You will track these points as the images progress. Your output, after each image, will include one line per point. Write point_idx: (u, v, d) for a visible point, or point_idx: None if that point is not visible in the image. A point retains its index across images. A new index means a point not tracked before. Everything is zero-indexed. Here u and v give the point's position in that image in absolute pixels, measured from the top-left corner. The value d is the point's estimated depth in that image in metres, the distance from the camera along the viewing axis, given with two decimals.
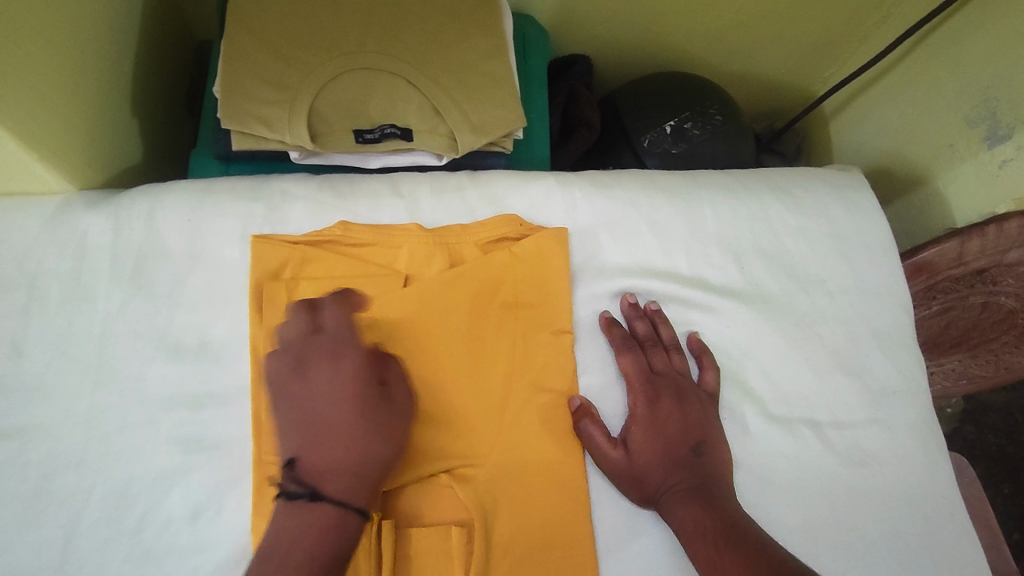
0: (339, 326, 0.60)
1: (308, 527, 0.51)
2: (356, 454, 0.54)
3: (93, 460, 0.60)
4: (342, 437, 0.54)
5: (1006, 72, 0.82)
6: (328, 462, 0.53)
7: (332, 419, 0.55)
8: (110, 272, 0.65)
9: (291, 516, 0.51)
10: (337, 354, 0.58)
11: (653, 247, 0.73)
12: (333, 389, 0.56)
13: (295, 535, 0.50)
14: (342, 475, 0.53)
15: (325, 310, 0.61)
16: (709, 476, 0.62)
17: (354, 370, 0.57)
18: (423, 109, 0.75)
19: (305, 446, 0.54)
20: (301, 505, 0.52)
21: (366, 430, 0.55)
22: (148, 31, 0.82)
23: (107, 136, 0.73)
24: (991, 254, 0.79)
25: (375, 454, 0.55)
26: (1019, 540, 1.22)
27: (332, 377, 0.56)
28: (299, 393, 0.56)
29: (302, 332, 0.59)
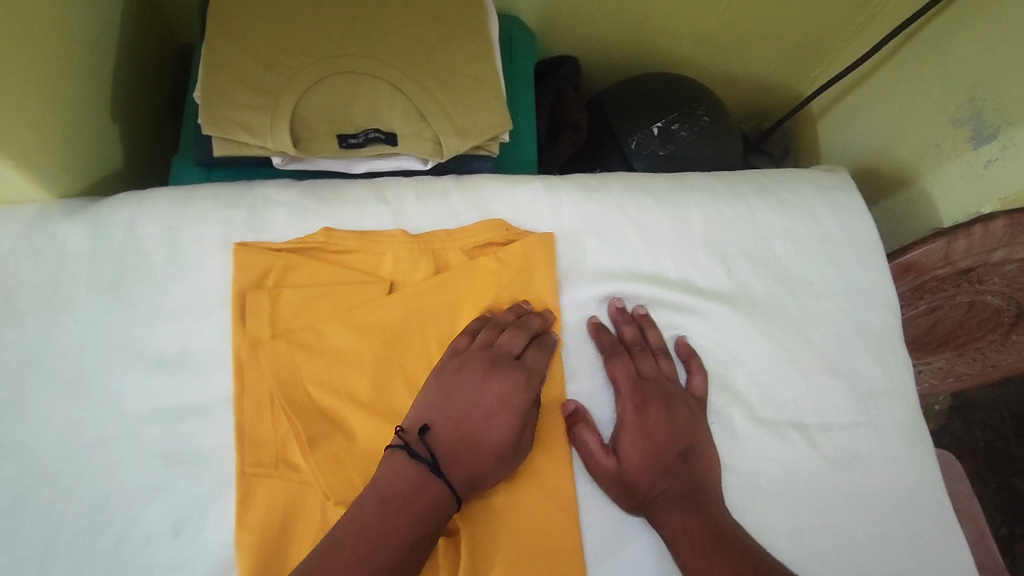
0: (537, 360, 0.64)
1: (421, 499, 0.56)
2: (485, 468, 0.59)
3: (74, 474, 0.59)
4: (481, 450, 0.59)
5: (992, 71, 0.82)
6: (465, 456, 0.59)
7: (485, 430, 0.60)
8: (89, 282, 0.64)
9: (409, 472, 0.57)
10: (524, 381, 0.62)
11: (641, 251, 0.73)
12: (503, 406, 0.61)
13: (408, 497, 0.55)
14: (464, 475, 0.58)
15: (525, 334, 0.64)
16: (698, 482, 0.62)
17: (524, 405, 0.61)
18: (407, 112, 0.74)
19: (447, 428, 0.60)
20: (423, 470, 0.57)
21: (500, 456, 0.59)
22: (127, 34, 0.81)
23: (87, 143, 0.72)
24: (977, 254, 0.80)
25: (494, 477, 0.59)
26: (1007, 534, 1.23)
27: (502, 401, 0.61)
28: (472, 388, 0.61)
29: (487, 342, 0.64)
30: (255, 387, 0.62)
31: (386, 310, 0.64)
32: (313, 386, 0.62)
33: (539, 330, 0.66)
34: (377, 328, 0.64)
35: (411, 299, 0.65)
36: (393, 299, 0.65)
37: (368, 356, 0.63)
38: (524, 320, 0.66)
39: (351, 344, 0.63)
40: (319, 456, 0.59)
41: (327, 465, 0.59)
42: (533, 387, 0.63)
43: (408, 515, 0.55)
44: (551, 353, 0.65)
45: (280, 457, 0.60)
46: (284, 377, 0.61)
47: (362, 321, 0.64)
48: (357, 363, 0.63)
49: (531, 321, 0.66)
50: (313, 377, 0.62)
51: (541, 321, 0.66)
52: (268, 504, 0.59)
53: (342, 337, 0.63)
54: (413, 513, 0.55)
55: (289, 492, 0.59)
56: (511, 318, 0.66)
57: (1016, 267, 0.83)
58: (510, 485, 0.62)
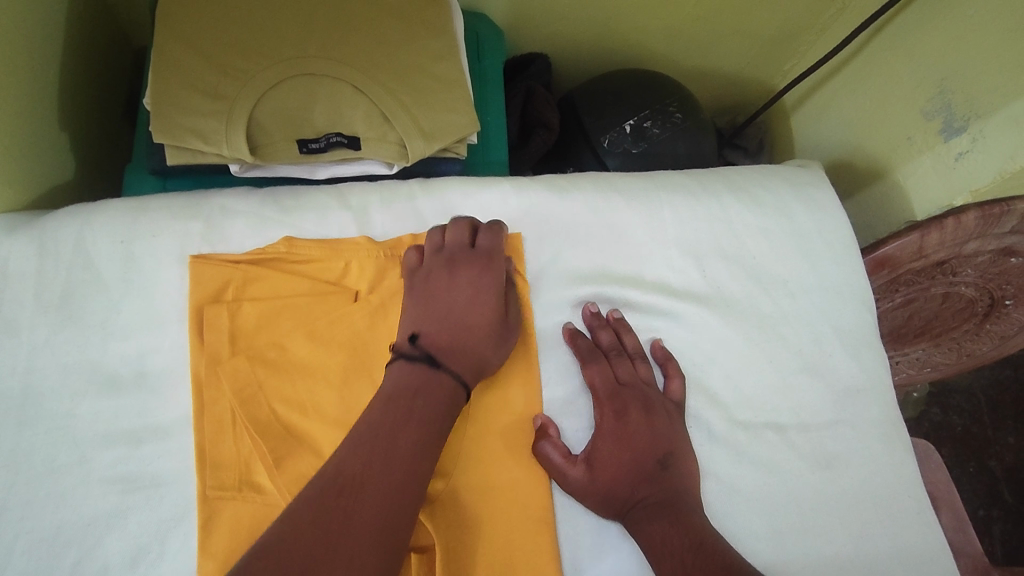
0: (492, 242, 0.65)
1: (427, 389, 0.56)
2: (483, 350, 0.61)
3: (23, 504, 0.56)
4: (475, 337, 0.61)
5: (960, 64, 0.82)
6: (461, 347, 0.60)
7: (471, 318, 0.61)
8: (34, 301, 0.61)
9: (413, 373, 0.57)
10: (488, 266, 0.64)
11: (614, 252, 0.71)
12: (477, 293, 0.62)
13: (414, 391, 0.56)
14: (467, 364, 0.59)
15: (467, 223, 0.66)
16: (676, 491, 0.60)
17: (498, 285, 0.63)
18: (370, 115, 0.72)
19: (431, 327, 0.60)
20: (423, 368, 0.57)
21: (493, 336, 0.61)
22: (77, 38, 0.78)
23: (33, 154, 0.68)
24: (950, 246, 0.79)
25: (495, 358, 0.61)
26: (984, 517, 1.24)
27: (474, 289, 0.63)
28: (444, 287, 0.62)
29: (439, 245, 0.65)
30: (213, 408, 0.59)
31: (351, 320, 0.62)
32: (277, 403, 0.59)
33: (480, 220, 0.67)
34: (342, 340, 0.62)
35: (377, 309, 0.63)
36: (359, 311, 0.62)
37: (334, 369, 0.61)
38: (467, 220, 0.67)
39: (316, 358, 0.61)
40: (286, 477, 0.57)
41: (295, 486, 0.57)
42: (497, 268, 0.64)
43: (413, 410, 0.54)
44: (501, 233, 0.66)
45: (243, 478, 0.58)
46: (246, 396, 0.59)
47: (325, 332, 0.61)
48: (322, 376, 0.60)
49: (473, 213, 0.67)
50: (277, 393, 0.59)
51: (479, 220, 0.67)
52: (232, 527, 0.56)
53: (306, 351, 0.61)
54: (423, 403, 0.55)
55: (254, 513, 0.57)
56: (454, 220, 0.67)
57: (989, 257, 0.83)
58: (487, 496, 0.61)
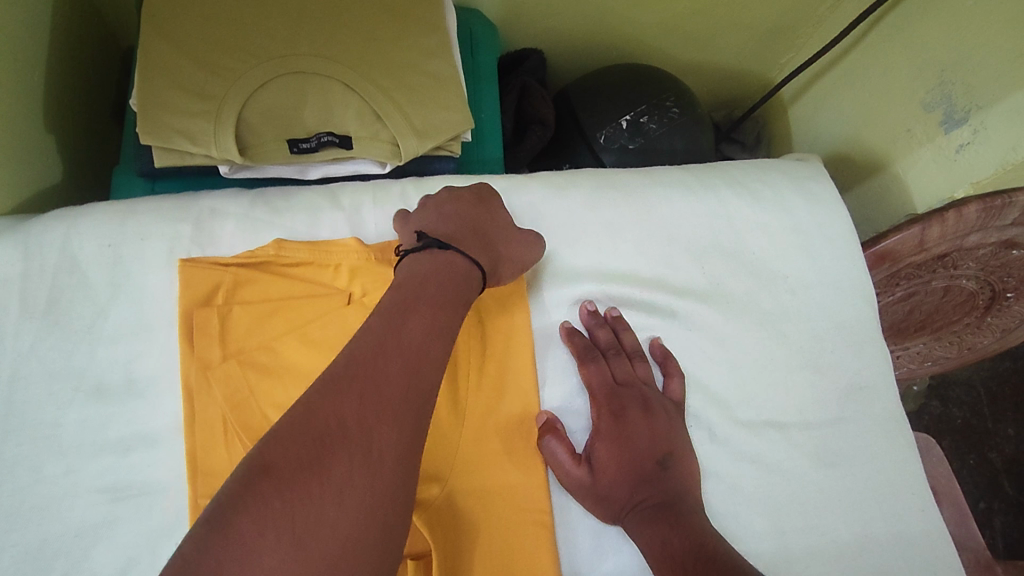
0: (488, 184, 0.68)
1: (437, 274, 0.55)
2: (491, 242, 0.61)
3: (9, 515, 0.55)
4: (482, 232, 0.61)
5: (959, 54, 0.81)
6: (469, 237, 0.60)
7: (477, 219, 0.62)
8: (20, 309, 0.60)
9: (423, 258, 0.56)
10: (487, 187, 0.66)
11: (611, 249, 0.70)
12: (477, 200, 0.63)
13: (422, 281, 0.54)
14: (477, 250, 0.59)
15: None
16: (676, 492, 0.59)
17: (496, 200, 0.65)
18: (362, 113, 0.70)
19: (437, 226, 0.60)
20: (434, 251, 0.57)
21: (499, 233, 0.62)
22: (62, 38, 0.76)
23: (17, 158, 0.67)
24: (952, 239, 0.78)
25: (504, 248, 0.61)
26: (985, 509, 1.24)
27: (476, 198, 0.64)
28: (444, 198, 0.63)
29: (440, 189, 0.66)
30: (205, 414, 0.58)
31: (344, 322, 0.60)
32: (271, 409, 0.58)
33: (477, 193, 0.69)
34: (335, 342, 0.60)
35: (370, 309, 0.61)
36: (352, 314, 0.61)
37: None
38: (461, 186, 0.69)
39: (311, 362, 0.59)
40: None
41: None
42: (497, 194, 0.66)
43: (424, 295, 0.52)
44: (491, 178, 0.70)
45: None
46: (238, 401, 0.58)
47: (317, 334, 0.60)
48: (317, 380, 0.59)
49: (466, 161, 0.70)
50: (271, 399, 0.58)
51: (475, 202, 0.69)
52: None
53: (300, 355, 0.59)
54: (433, 287, 0.53)
55: None
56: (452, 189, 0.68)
57: (990, 250, 0.82)
58: (485, 500, 0.60)
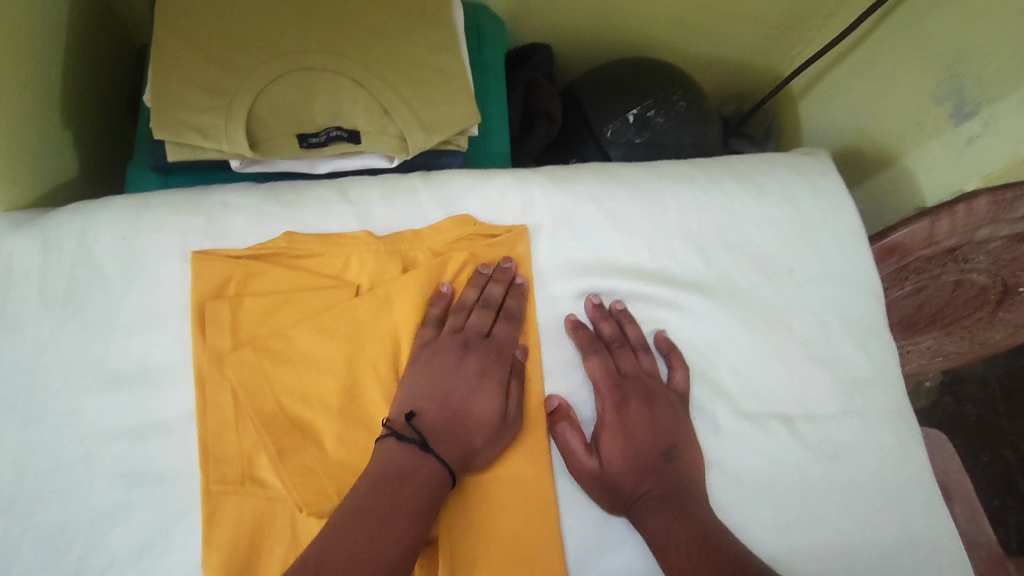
0: (508, 334, 0.65)
1: (414, 476, 0.54)
2: (473, 445, 0.59)
3: (31, 499, 0.57)
4: (471, 429, 0.59)
5: (971, 46, 0.80)
6: (454, 434, 0.59)
7: (470, 409, 0.60)
8: (40, 299, 0.62)
9: (402, 453, 0.56)
10: (499, 356, 0.63)
11: (616, 243, 0.71)
12: (483, 382, 0.61)
13: (404, 473, 0.54)
14: (455, 453, 0.58)
15: (491, 310, 0.65)
16: (681, 482, 0.60)
17: (506, 380, 0.63)
18: (370, 109, 0.71)
19: (429, 408, 0.59)
20: (414, 449, 0.56)
21: (488, 432, 0.60)
22: (79, 35, 0.78)
23: (37, 152, 0.68)
24: (962, 233, 0.77)
25: (484, 450, 0.59)
26: (998, 507, 1.22)
27: (481, 377, 0.62)
28: (447, 373, 0.61)
29: (457, 325, 0.64)
30: (218, 401, 0.59)
31: (356, 312, 0.62)
32: (282, 395, 0.59)
33: (501, 302, 0.66)
34: (346, 330, 0.61)
35: (384, 297, 0.63)
36: (362, 302, 0.62)
37: (338, 361, 0.60)
38: (486, 295, 0.65)
39: (319, 350, 0.61)
40: (290, 468, 0.57)
41: (299, 476, 0.57)
42: (507, 362, 0.64)
43: (401, 491, 0.53)
44: (519, 325, 0.66)
45: (246, 473, 0.58)
46: (252, 388, 0.59)
47: (328, 322, 0.61)
48: (327, 368, 0.60)
49: (493, 292, 0.65)
50: (283, 385, 0.59)
51: (502, 273, 0.66)
52: (235, 522, 0.57)
53: (312, 342, 0.61)
54: (411, 489, 0.53)
55: (258, 506, 0.58)
56: (475, 295, 0.65)
57: (1000, 244, 0.81)
58: (495, 488, 0.61)
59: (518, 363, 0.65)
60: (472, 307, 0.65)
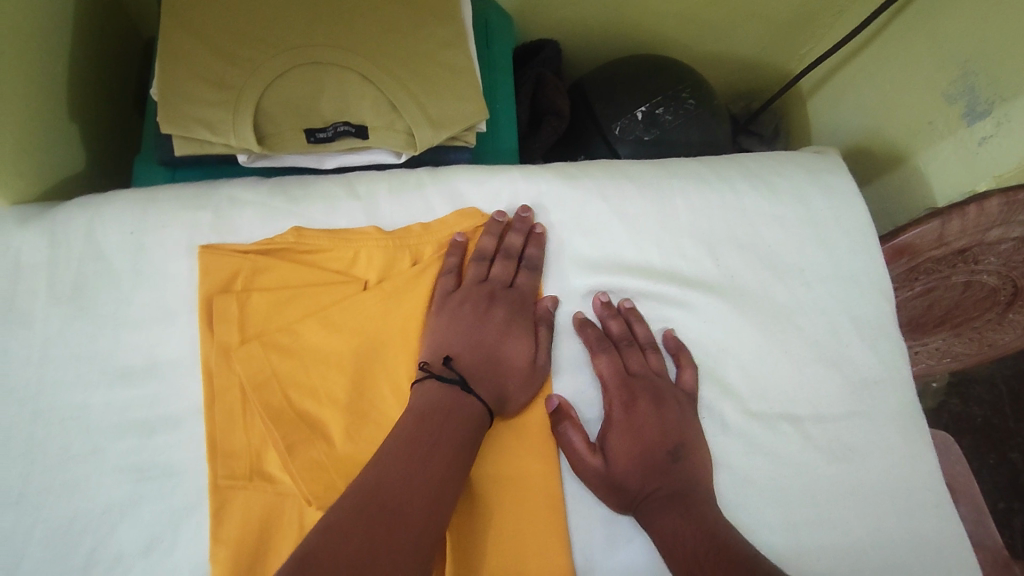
0: (530, 284, 0.66)
1: (458, 411, 0.56)
2: (507, 386, 0.61)
3: (40, 493, 0.57)
4: (503, 371, 0.62)
5: (985, 45, 0.79)
6: (489, 375, 0.61)
7: (501, 353, 0.62)
8: (47, 293, 0.62)
9: (443, 393, 0.57)
10: (522, 305, 0.65)
11: (624, 241, 0.70)
12: (511, 329, 0.63)
13: (447, 410, 0.56)
14: (491, 393, 0.60)
15: (513, 261, 0.66)
16: (688, 482, 0.60)
17: (529, 328, 0.65)
18: (378, 104, 0.71)
19: (462, 351, 0.61)
20: (454, 389, 0.58)
21: (519, 375, 0.62)
22: (86, 28, 0.77)
23: (45, 146, 0.68)
24: (973, 233, 0.77)
25: (518, 392, 0.62)
26: (1005, 509, 1.22)
27: (508, 324, 0.64)
28: (475, 320, 0.63)
29: (481, 275, 0.66)
30: (225, 396, 0.59)
31: (365, 306, 0.61)
32: (290, 388, 0.59)
33: (522, 251, 0.67)
34: (353, 325, 0.61)
35: (392, 293, 0.63)
36: (371, 297, 0.62)
37: (344, 355, 0.60)
38: (506, 245, 0.67)
39: (327, 344, 0.61)
40: (298, 463, 0.57)
41: (307, 472, 0.57)
42: (530, 311, 0.66)
43: (446, 421, 0.55)
44: (539, 276, 0.67)
45: (254, 468, 0.58)
46: (260, 383, 0.59)
47: (337, 316, 0.61)
48: (335, 362, 0.60)
49: (513, 241, 0.67)
50: (290, 378, 0.59)
51: (521, 222, 0.67)
52: (243, 517, 0.57)
53: (320, 336, 0.61)
54: (456, 423, 0.56)
55: (265, 502, 0.58)
56: (494, 244, 0.67)
57: (1012, 245, 0.80)
58: (502, 486, 0.61)
59: (546, 311, 0.66)
60: (494, 257, 0.67)
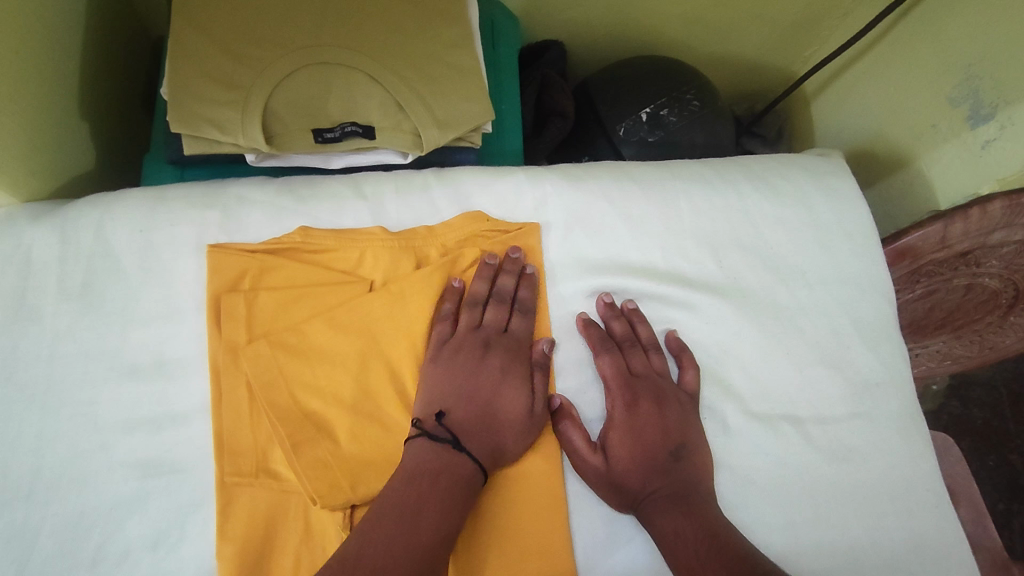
0: (523, 327, 0.65)
1: (448, 471, 0.56)
2: (503, 439, 0.60)
3: (50, 488, 0.58)
4: (499, 423, 0.61)
5: (990, 48, 0.79)
6: (484, 430, 0.60)
7: (496, 405, 0.61)
8: (58, 290, 0.62)
9: (434, 453, 0.57)
10: (517, 352, 0.64)
11: (628, 242, 0.71)
12: (505, 379, 0.62)
13: (436, 470, 0.56)
14: (486, 447, 0.59)
15: (506, 304, 0.65)
16: (689, 482, 0.60)
17: (525, 373, 0.63)
18: (385, 104, 0.72)
19: (455, 406, 0.60)
20: (445, 447, 0.58)
21: (517, 426, 0.61)
22: (96, 26, 0.78)
23: (56, 144, 0.69)
24: (975, 237, 0.77)
25: (515, 444, 0.60)
26: (1004, 511, 1.22)
27: (503, 373, 0.63)
28: (468, 371, 0.62)
29: (474, 321, 0.65)
30: (233, 393, 0.60)
31: (371, 307, 0.62)
32: (297, 389, 0.60)
33: (515, 294, 0.66)
34: (360, 326, 0.62)
35: (398, 294, 0.63)
36: (377, 298, 0.62)
37: (350, 356, 0.61)
38: (498, 288, 0.66)
39: (333, 345, 0.61)
40: (304, 462, 0.57)
41: (312, 470, 0.57)
42: (526, 356, 0.64)
43: (435, 487, 0.55)
44: (533, 318, 0.66)
45: (260, 466, 0.59)
46: (267, 381, 0.59)
47: (343, 318, 0.62)
48: (341, 363, 0.61)
49: (505, 284, 0.66)
50: (298, 379, 0.60)
51: (511, 264, 0.66)
52: (249, 512, 0.58)
53: (326, 337, 0.61)
54: (444, 484, 0.55)
55: (272, 499, 0.58)
56: (487, 288, 0.66)
57: (1013, 248, 0.81)
58: (505, 485, 0.61)
59: (542, 355, 0.65)
60: (487, 302, 0.66)
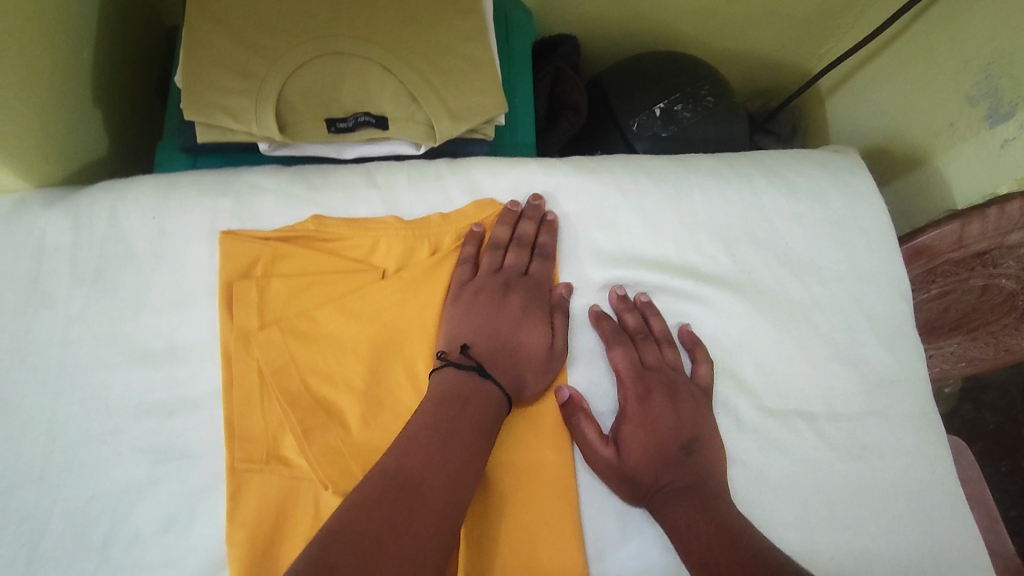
0: (543, 271, 0.67)
1: (476, 399, 0.57)
2: (524, 373, 0.61)
3: (60, 472, 0.58)
4: (520, 358, 0.62)
5: (1010, 46, 0.78)
6: (506, 363, 0.61)
7: (517, 341, 0.63)
8: (71, 275, 0.62)
9: (462, 379, 0.58)
10: (536, 294, 0.66)
11: (641, 235, 0.70)
12: (526, 317, 0.64)
13: (465, 396, 0.57)
14: (509, 379, 0.60)
15: (527, 248, 0.67)
16: (701, 475, 0.59)
17: (545, 314, 0.65)
18: (398, 95, 0.71)
19: (479, 339, 0.62)
20: (470, 375, 0.58)
21: (537, 362, 0.62)
22: (110, 14, 0.78)
23: (70, 130, 0.69)
24: (993, 237, 0.76)
25: (535, 380, 0.62)
26: (1016, 517, 1.21)
27: (523, 312, 0.64)
28: (490, 308, 0.63)
29: (495, 264, 0.66)
30: (244, 380, 0.60)
31: (383, 294, 0.62)
32: (308, 372, 0.60)
33: (535, 239, 0.68)
34: (370, 312, 0.61)
35: (409, 283, 0.63)
36: (388, 287, 0.62)
37: (362, 343, 0.61)
38: (519, 233, 0.67)
39: (344, 331, 0.61)
40: (315, 448, 0.57)
41: (323, 456, 0.57)
42: (545, 298, 0.66)
43: (464, 412, 0.55)
44: (552, 263, 0.68)
45: (271, 452, 0.58)
46: (278, 366, 0.59)
47: (354, 304, 0.61)
48: (353, 348, 0.61)
49: (526, 230, 0.67)
50: (309, 361, 0.60)
51: (533, 210, 0.68)
52: (260, 499, 0.57)
53: (337, 323, 0.61)
54: (473, 410, 0.56)
55: (281, 485, 0.58)
56: (508, 233, 0.67)
57: None
58: (517, 476, 0.61)
59: (561, 297, 0.66)
60: (507, 246, 0.67)
